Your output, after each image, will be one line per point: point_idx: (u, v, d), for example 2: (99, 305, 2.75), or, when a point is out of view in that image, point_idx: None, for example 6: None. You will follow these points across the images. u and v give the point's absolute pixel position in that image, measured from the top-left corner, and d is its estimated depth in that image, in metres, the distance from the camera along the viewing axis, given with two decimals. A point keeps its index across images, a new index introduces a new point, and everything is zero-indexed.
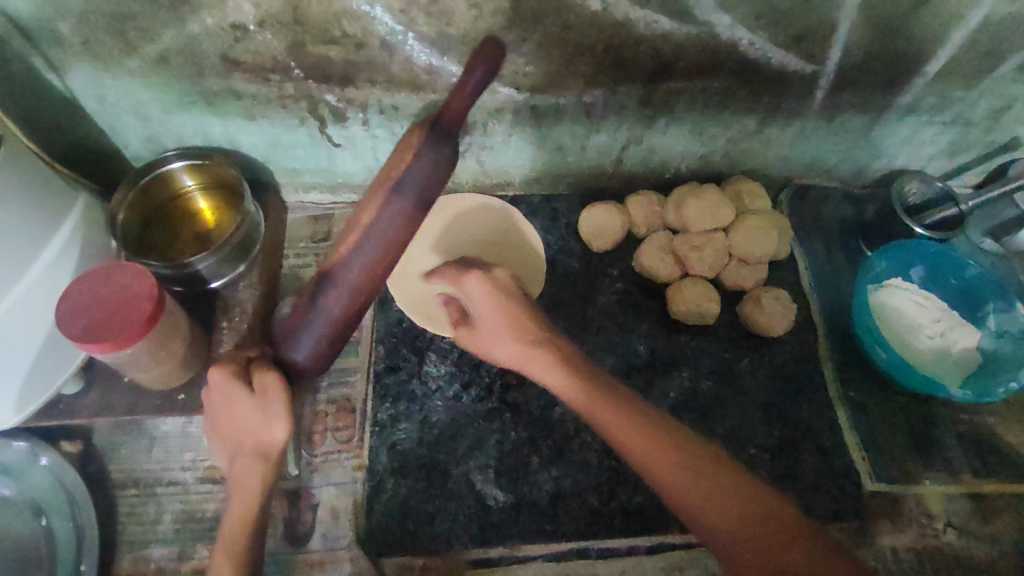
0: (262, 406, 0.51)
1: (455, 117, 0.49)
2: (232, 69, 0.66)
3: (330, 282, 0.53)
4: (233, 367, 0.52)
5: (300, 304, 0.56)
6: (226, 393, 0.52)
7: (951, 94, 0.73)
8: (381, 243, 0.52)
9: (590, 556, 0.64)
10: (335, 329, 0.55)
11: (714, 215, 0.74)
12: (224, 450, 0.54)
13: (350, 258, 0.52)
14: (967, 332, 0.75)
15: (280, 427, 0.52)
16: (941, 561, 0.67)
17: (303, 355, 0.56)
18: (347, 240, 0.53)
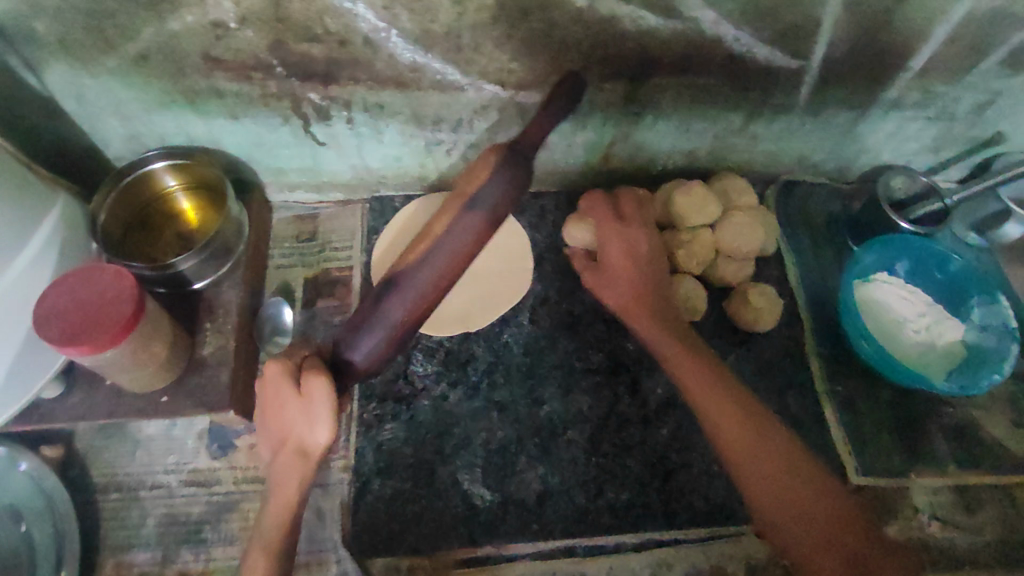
0: (306, 409, 0.53)
1: (531, 140, 0.58)
2: (213, 67, 0.66)
3: (397, 289, 0.56)
4: (288, 364, 0.55)
5: (363, 306, 0.57)
6: (280, 389, 0.54)
7: (935, 89, 0.73)
8: (447, 257, 0.57)
9: (578, 554, 0.64)
10: (395, 335, 0.57)
11: (700, 211, 0.73)
12: (268, 441, 0.57)
13: (419, 268, 0.56)
14: (952, 326, 0.75)
15: (322, 429, 0.54)
16: (927, 554, 0.68)
17: (362, 357, 0.56)
18: (416, 251, 0.57)
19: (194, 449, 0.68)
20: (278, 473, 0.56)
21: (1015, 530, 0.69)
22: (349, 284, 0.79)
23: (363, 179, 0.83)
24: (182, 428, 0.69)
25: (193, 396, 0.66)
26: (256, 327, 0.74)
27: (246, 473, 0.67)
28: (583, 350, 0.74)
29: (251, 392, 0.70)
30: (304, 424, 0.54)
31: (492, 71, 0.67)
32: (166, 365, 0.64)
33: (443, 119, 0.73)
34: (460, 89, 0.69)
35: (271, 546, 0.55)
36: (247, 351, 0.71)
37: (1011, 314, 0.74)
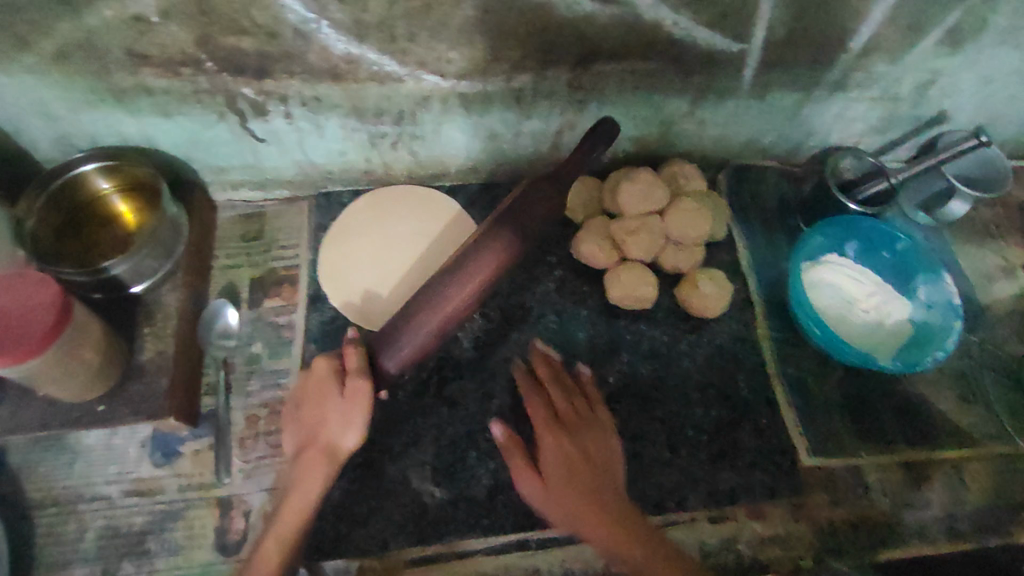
0: (344, 408, 0.62)
1: (568, 167, 0.70)
2: (139, 64, 0.63)
3: (437, 297, 0.65)
4: (334, 364, 0.64)
5: (400, 316, 0.65)
6: (324, 385, 0.63)
7: (876, 69, 0.74)
8: (481, 268, 0.66)
9: (530, 547, 0.64)
10: (423, 345, 0.65)
11: (647, 198, 0.72)
12: (298, 437, 0.63)
13: (456, 277, 0.66)
14: (898, 305, 0.76)
15: (353, 431, 0.62)
16: (876, 531, 0.69)
17: (394, 363, 0.64)
18: (457, 264, 0.66)
19: (136, 457, 0.67)
20: (304, 470, 0.60)
21: (962, 503, 0.71)
22: (296, 283, 0.77)
23: (308, 175, 0.81)
24: (124, 437, 0.68)
25: (132, 404, 0.64)
26: (199, 331, 0.72)
27: (190, 479, 0.66)
28: (534, 342, 0.74)
29: (195, 397, 0.69)
30: (339, 424, 0.62)
31: (430, 61, 0.66)
32: (100, 374, 0.62)
33: (385, 112, 0.72)
34: (399, 81, 0.68)
35: (281, 541, 0.58)
36: (190, 356, 0.69)
37: (954, 292, 0.75)
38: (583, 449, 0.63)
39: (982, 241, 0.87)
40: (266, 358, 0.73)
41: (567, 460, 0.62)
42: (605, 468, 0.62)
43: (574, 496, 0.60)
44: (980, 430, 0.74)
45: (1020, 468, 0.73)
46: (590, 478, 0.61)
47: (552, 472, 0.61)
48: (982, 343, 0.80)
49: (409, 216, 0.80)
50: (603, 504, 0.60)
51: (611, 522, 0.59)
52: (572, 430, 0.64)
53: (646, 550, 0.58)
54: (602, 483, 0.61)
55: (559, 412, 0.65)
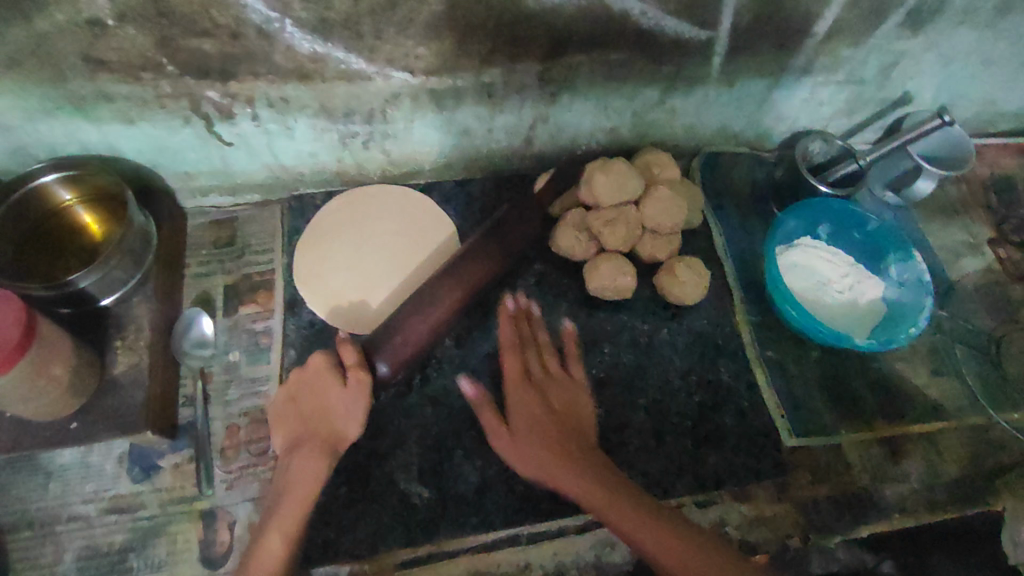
0: (345, 401, 0.64)
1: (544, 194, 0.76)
2: (97, 69, 0.61)
3: (431, 300, 0.68)
4: (331, 359, 0.66)
5: (394, 319, 0.67)
6: (323, 379, 0.65)
7: (840, 53, 0.75)
8: (472, 275, 0.70)
9: (521, 542, 0.64)
10: (417, 347, 0.67)
11: (622, 188, 0.72)
12: (291, 435, 0.63)
13: (447, 283, 0.69)
14: (873, 285, 0.78)
15: (354, 424, 0.64)
16: (858, 506, 0.70)
17: (388, 365, 0.66)
18: (451, 268, 0.70)
19: (114, 474, 0.65)
20: (300, 466, 0.61)
21: (940, 475, 0.72)
22: (272, 288, 0.76)
23: (279, 178, 0.79)
24: (100, 454, 0.66)
25: (107, 420, 0.62)
26: (172, 342, 0.70)
27: (171, 493, 0.65)
28: None
29: (173, 408, 0.67)
30: (340, 414, 0.64)
31: (398, 57, 0.65)
32: (71, 390, 0.60)
33: (355, 110, 0.71)
34: (368, 79, 0.67)
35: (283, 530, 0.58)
36: (165, 367, 0.68)
37: (924, 269, 0.76)
38: (552, 408, 0.67)
39: (949, 218, 0.90)
40: (244, 365, 0.72)
41: (533, 412, 0.66)
42: (573, 424, 0.66)
43: (538, 432, 0.65)
44: (953, 403, 0.76)
45: (992, 437, 0.75)
46: (550, 424, 0.65)
47: (518, 426, 0.66)
48: (952, 318, 0.82)
49: (385, 217, 0.80)
50: (568, 450, 0.63)
51: (569, 457, 0.63)
52: (536, 387, 0.68)
53: (599, 477, 0.61)
54: (568, 433, 0.65)
55: (539, 368, 0.69)
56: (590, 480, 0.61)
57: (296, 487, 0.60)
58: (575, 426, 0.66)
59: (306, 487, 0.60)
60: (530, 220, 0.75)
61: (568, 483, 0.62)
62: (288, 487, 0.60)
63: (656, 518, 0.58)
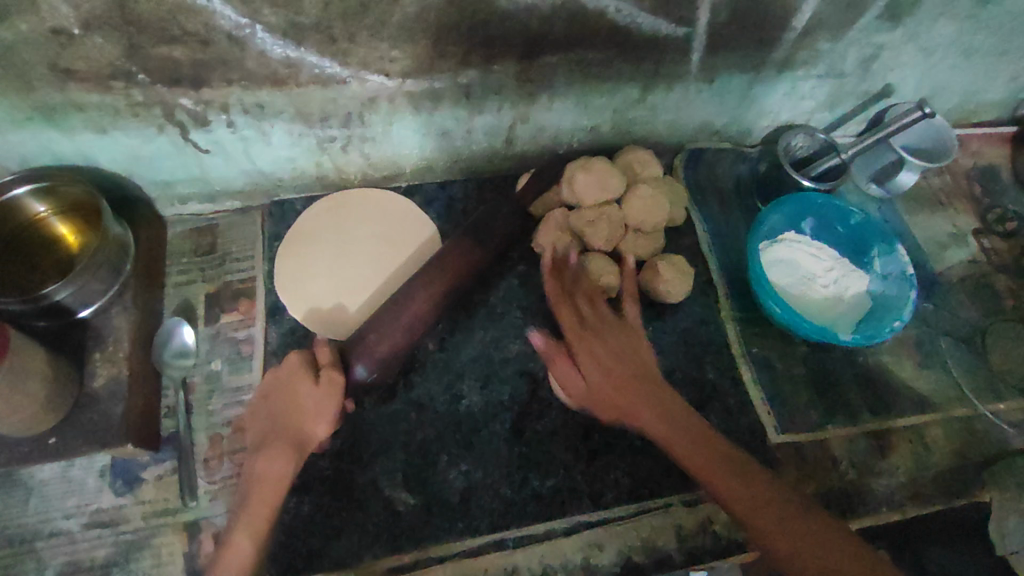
0: (315, 400, 0.62)
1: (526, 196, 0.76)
2: (66, 79, 0.60)
3: (411, 298, 0.67)
4: (307, 355, 0.65)
5: (374, 319, 0.67)
6: (295, 376, 0.64)
7: (820, 47, 0.74)
8: (451, 273, 0.70)
9: (507, 546, 0.64)
10: (396, 347, 0.66)
11: (604, 186, 0.72)
12: (260, 433, 0.63)
13: (427, 281, 0.68)
14: (856, 278, 0.78)
15: (324, 425, 0.62)
16: (846, 501, 0.70)
17: (365, 367, 0.65)
18: (431, 266, 0.70)
19: (96, 487, 0.65)
20: (265, 463, 0.60)
21: (926, 467, 0.73)
22: (253, 296, 0.75)
23: (259, 184, 0.79)
24: (82, 468, 0.65)
25: (86, 433, 0.62)
26: (153, 352, 0.69)
27: (154, 506, 0.65)
28: (500, 340, 0.73)
29: (155, 421, 0.67)
30: (311, 414, 0.63)
31: (373, 60, 0.64)
32: (49, 405, 0.59)
33: (331, 115, 0.70)
34: (343, 83, 0.66)
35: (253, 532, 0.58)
36: (146, 379, 0.67)
37: (907, 262, 0.76)
38: (615, 351, 0.65)
39: (933, 209, 0.89)
40: (226, 375, 0.71)
41: (604, 359, 0.65)
42: (646, 370, 0.65)
43: (602, 385, 0.64)
44: (939, 395, 0.77)
45: (978, 428, 0.75)
46: (626, 373, 0.64)
47: (591, 369, 0.64)
48: (936, 309, 0.82)
49: (366, 220, 0.79)
50: (642, 398, 0.63)
51: (642, 408, 0.62)
52: (588, 336, 0.66)
53: (663, 415, 0.62)
54: (642, 376, 0.65)
55: (591, 316, 0.68)
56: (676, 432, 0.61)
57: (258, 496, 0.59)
58: (638, 377, 0.64)
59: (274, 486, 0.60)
60: (510, 218, 0.74)
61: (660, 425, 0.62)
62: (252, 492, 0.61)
63: (751, 484, 0.58)
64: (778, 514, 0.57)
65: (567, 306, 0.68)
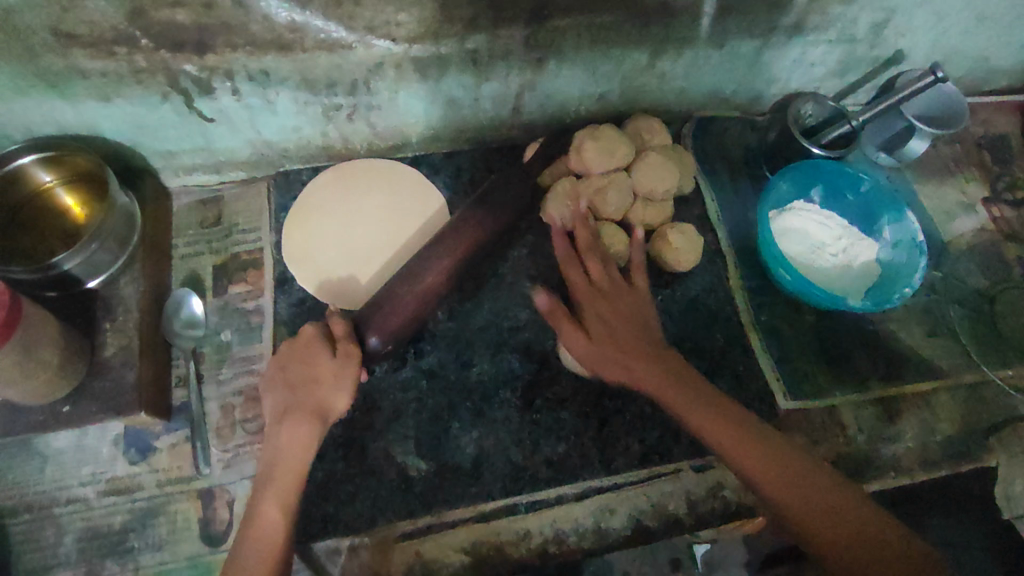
0: (334, 370, 0.62)
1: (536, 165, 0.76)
2: (69, 44, 0.59)
3: (421, 269, 0.67)
4: (322, 328, 0.64)
5: (385, 291, 0.66)
6: (311, 348, 0.63)
7: (833, 11, 0.73)
8: (460, 243, 0.69)
9: (519, 511, 0.65)
10: (408, 318, 0.66)
11: (612, 154, 0.71)
12: (278, 403, 0.62)
13: (437, 251, 0.68)
14: (866, 246, 0.77)
15: (343, 395, 0.62)
16: (853, 464, 0.71)
17: (377, 338, 0.65)
18: (440, 238, 0.69)
19: (109, 456, 0.65)
20: (285, 434, 0.59)
21: (933, 434, 0.73)
22: (261, 266, 0.75)
23: (264, 154, 0.78)
24: (95, 437, 0.66)
25: (98, 403, 0.62)
26: (161, 324, 0.70)
27: (168, 474, 0.65)
28: (509, 309, 0.73)
29: (166, 390, 0.67)
30: (329, 386, 0.62)
31: (379, 24, 0.63)
32: (61, 373, 0.59)
33: (337, 82, 0.69)
34: (349, 48, 0.65)
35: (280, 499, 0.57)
36: (155, 348, 0.67)
37: (917, 228, 0.76)
38: (626, 316, 0.66)
39: (942, 177, 0.89)
40: (235, 345, 0.71)
41: (616, 326, 0.65)
42: (645, 333, 0.65)
43: (623, 335, 0.64)
44: (947, 361, 0.77)
45: (985, 394, 0.76)
46: (633, 331, 0.65)
47: (608, 331, 0.65)
48: (945, 278, 0.82)
49: (374, 190, 0.79)
50: (640, 346, 0.64)
51: (648, 363, 0.63)
52: (603, 296, 0.67)
53: (665, 374, 0.63)
54: (642, 335, 0.65)
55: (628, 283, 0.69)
56: (796, 496, 0.57)
57: (281, 465, 0.59)
58: (645, 334, 0.65)
59: (298, 455, 0.59)
60: (520, 186, 0.73)
61: (754, 464, 0.58)
62: (270, 463, 0.59)
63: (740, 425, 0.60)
64: (807, 495, 0.57)
65: (596, 303, 0.66)
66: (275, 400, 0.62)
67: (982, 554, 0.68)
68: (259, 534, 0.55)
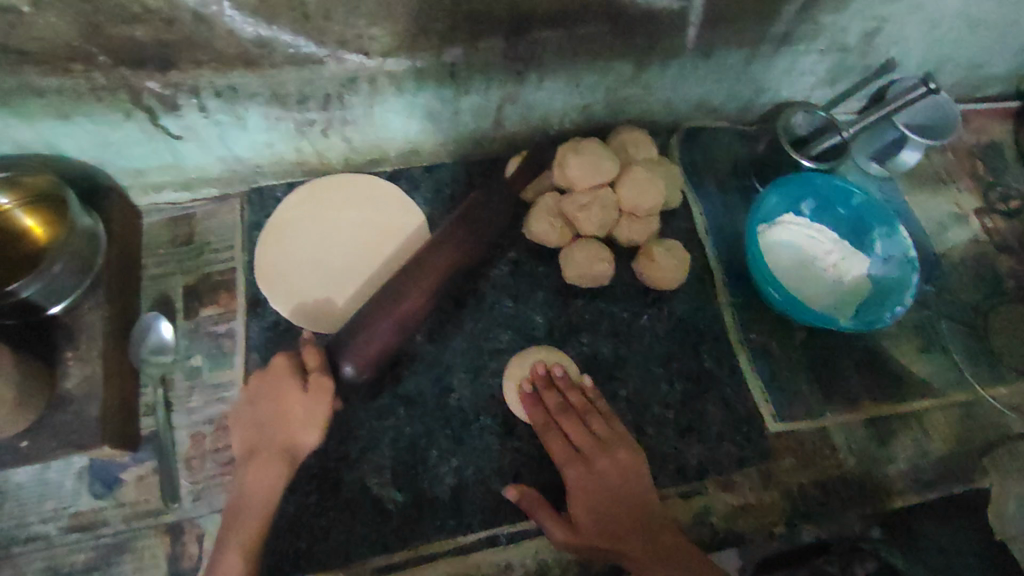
0: (305, 404, 0.60)
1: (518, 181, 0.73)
2: (21, 61, 0.56)
3: (399, 294, 0.64)
4: (294, 360, 0.62)
5: (360, 316, 0.64)
6: (280, 382, 0.61)
7: (824, 21, 0.71)
8: (438, 266, 0.66)
9: (500, 542, 0.63)
10: (385, 345, 0.63)
11: (596, 170, 0.69)
12: (247, 438, 0.60)
13: (415, 274, 0.65)
14: (857, 261, 0.75)
15: (314, 431, 0.60)
16: (843, 489, 0.70)
17: (352, 366, 0.62)
18: (420, 262, 0.66)
19: (73, 490, 0.63)
20: (252, 471, 0.58)
21: (924, 454, 0.72)
22: (233, 287, 0.73)
23: (236, 171, 0.75)
24: (58, 470, 0.63)
25: (60, 436, 0.59)
26: (128, 351, 0.67)
27: (135, 508, 0.63)
28: (490, 331, 0.71)
29: (133, 419, 0.65)
30: (301, 421, 0.60)
31: (350, 38, 0.60)
32: (20, 408, 0.57)
33: (309, 97, 0.66)
34: (320, 63, 0.62)
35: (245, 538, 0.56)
36: (121, 377, 0.64)
37: (909, 245, 0.74)
38: (608, 489, 0.60)
39: (934, 188, 0.87)
40: (206, 371, 0.69)
41: (603, 502, 0.60)
42: (637, 507, 0.60)
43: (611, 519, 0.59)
44: (939, 379, 0.75)
45: (978, 412, 0.74)
46: (627, 509, 0.60)
47: (586, 511, 0.59)
48: (937, 292, 0.80)
49: (351, 208, 0.76)
50: (626, 528, 0.59)
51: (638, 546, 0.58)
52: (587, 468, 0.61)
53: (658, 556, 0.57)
54: (633, 512, 0.60)
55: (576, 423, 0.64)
56: None
57: (251, 504, 0.57)
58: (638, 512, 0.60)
59: (265, 494, 0.58)
60: (502, 204, 0.70)
61: None
62: (242, 501, 0.57)
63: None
64: None
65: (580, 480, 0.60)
66: (245, 435, 0.60)
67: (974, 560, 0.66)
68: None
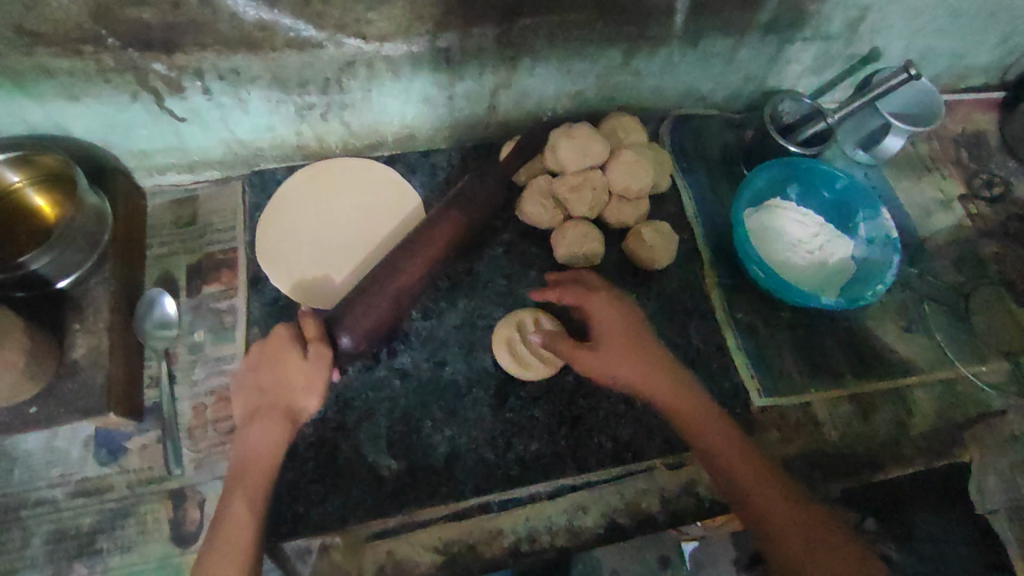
0: (305, 372, 0.62)
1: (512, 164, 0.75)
2: (33, 42, 0.58)
3: (394, 269, 0.66)
4: (293, 331, 0.64)
5: (357, 291, 0.66)
6: (281, 350, 0.63)
7: (807, 9, 0.73)
8: (434, 242, 0.68)
9: (492, 509, 0.65)
10: (381, 318, 0.66)
11: (587, 152, 0.71)
12: (250, 404, 0.63)
13: (410, 250, 0.67)
14: (841, 243, 0.78)
15: (314, 397, 0.62)
16: (826, 461, 0.72)
17: (349, 337, 0.64)
18: (415, 239, 0.68)
19: (80, 457, 0.65)
20: (256, 432, 0.60)
21: (906, 429, 0.74)
22: (235, 266, 0.75)
23: (238, 154, 0.78)
24: (66, 438, 0.65)
25: (67, 403, 0.62)
26: (133, 325, 0.69)
27: (139, 474, 0.65)
28: (484, 308, 0.73)
29: (137, 390, 0.67)
30: (302, 387, 0.62)
31: (349, 23, 0.63)
32: (29, 375, 0.59)
33: (309, 81, 0.68)
34: (319, 46, 0.64)
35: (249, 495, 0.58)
36: (126, 349, 0.67)
37: (892, 226, 0.76)
38: (619, 322, 0.67)
39: (919, 174, 0.89)
40: (208, 345, 0.71)
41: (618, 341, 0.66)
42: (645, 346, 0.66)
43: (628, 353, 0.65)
44: (921, 358, 0.77)
45: (959, 390, 0.76)
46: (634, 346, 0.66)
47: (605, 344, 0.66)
48: (921, 275, 0.82)
49: (349, 190, 0.79)
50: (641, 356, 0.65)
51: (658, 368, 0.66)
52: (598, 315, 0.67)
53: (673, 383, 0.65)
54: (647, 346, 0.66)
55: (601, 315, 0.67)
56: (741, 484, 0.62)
57: (256, 466, 0.59)
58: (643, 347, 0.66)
59: (266, 454, 0.60)
60: (496, 185, 0.73)
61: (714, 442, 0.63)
62: (244, 463, 0.60)
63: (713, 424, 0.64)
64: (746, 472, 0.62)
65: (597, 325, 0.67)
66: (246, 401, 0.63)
67: (967, 548, 0.69)
68: (227, 530, 0.56)
